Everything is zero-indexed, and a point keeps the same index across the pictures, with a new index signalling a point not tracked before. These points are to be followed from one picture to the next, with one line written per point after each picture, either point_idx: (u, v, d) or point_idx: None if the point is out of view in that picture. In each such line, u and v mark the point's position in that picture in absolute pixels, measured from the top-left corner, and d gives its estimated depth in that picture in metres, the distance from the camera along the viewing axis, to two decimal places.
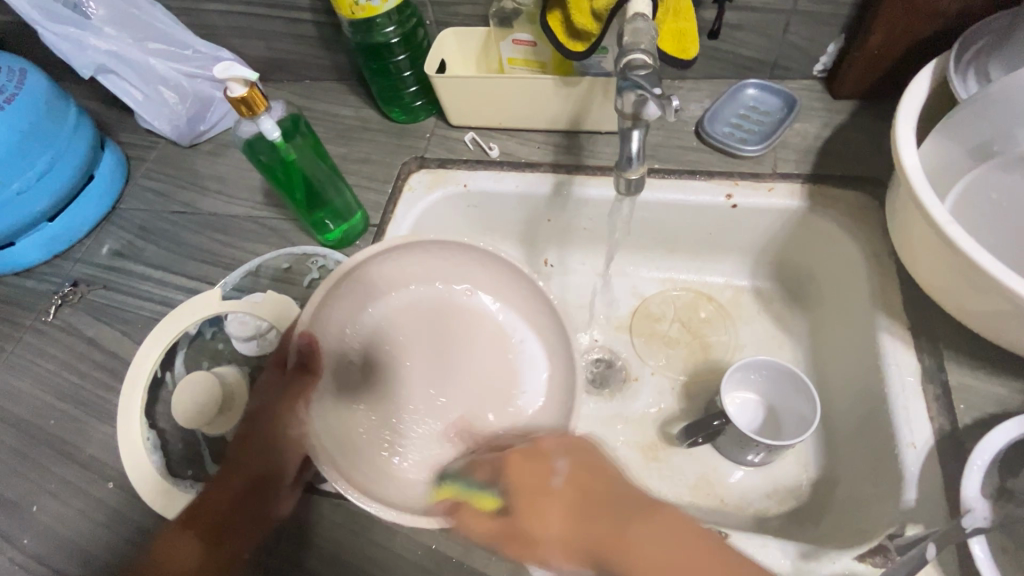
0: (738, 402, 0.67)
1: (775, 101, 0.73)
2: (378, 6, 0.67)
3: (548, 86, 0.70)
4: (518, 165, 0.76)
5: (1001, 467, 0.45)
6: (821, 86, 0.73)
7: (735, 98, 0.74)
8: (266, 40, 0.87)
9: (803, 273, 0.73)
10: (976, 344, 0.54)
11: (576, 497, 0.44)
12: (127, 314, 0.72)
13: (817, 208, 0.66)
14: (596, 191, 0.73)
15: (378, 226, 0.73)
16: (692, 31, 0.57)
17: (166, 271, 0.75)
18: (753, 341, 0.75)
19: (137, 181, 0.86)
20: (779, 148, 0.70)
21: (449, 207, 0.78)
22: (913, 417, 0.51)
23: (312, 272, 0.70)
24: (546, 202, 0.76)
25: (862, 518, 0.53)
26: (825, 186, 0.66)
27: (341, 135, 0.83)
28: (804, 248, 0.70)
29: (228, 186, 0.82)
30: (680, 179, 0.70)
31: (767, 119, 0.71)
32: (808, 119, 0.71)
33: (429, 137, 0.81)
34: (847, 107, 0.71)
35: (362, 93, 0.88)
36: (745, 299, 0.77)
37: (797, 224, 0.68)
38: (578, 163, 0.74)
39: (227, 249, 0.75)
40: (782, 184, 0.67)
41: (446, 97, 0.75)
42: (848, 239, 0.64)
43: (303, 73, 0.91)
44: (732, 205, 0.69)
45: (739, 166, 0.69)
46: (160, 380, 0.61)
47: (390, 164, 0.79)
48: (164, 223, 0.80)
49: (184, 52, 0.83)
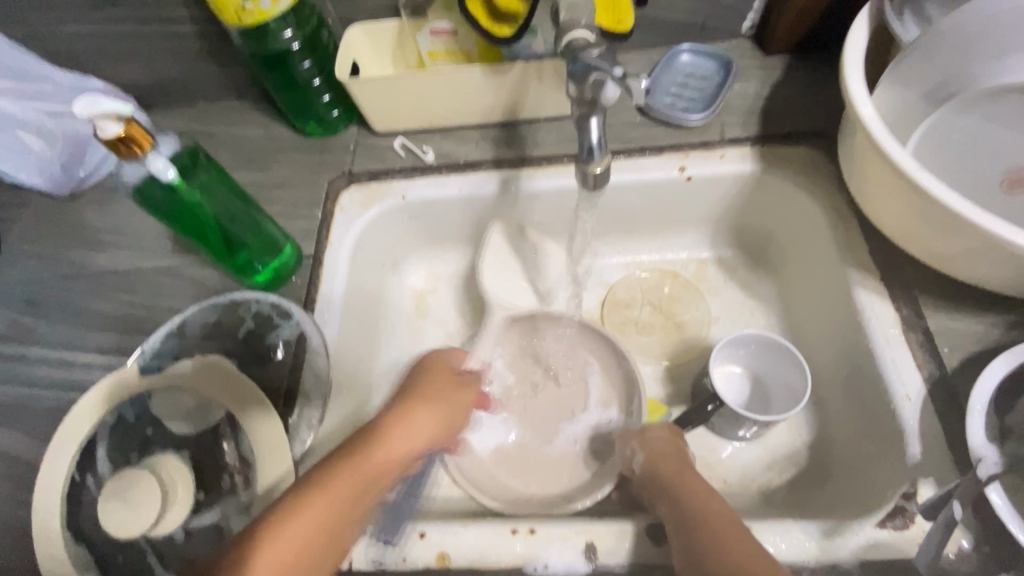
0: (723, 377, 0.66)
1: (710, 65, 0.70)
2: (269, 9, 0.58)
3: (477, 78, 0.64)
4: (457, 167, 0.70)
5: (999, 406, 0.45)
6: (752, 43, 0.72)
7: (671, 67, 0.71)
8: (144, 62, 0.75)
9: (761, 235, 0.72)
10: (947, 284, 0.54)
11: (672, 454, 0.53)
12: (24, 408, 0.60)
13: (770, 169, 0.64)
14: (546, 183, 0.68)
15: (313, 256, 0.65)
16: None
17: (66, 348, 0.64)
18: (726, 312, 0.73)
19: (10, 246, 0.73)
20: (724, 112, 0.67)
21: (390, 222, 0.71)
22: (902, 368, 0.51)
23: (247, 321, 0.61)
24: (494, 202, 0.71)
25: (868, 476, 0.53)
26: (775, 145, 0.65)
27: (253, 160, 0.74)
28: (760, 211, 0.69)
29: (127, 236, 0.71)
30: (630, 158, 0.66)
31: (706, 85, 0.69)
32: (746, 79, 0.69)
33: (354, 149, 0.73)
34: (780, 62, 0.70)
35: (269, 109, 0.78)
36: (710, 271, 0.76)
37: (752, 188, 0.67)
38: (521, 155, 0.69)
39: (140, 310, 0.65)
40: (732, 149, 0.65)
41: (366, 103, 0.67)
42: (805, 196, 0.63)
43: (195, 94, 0.80)
44: (687, 177, 0.66)
45: (688, 137, 0.67)
46: (81, 484, 0.51)
47: (315, 185, 0.71)
48: (55, 292, 0.68)
49: (43, 87, 0.72)
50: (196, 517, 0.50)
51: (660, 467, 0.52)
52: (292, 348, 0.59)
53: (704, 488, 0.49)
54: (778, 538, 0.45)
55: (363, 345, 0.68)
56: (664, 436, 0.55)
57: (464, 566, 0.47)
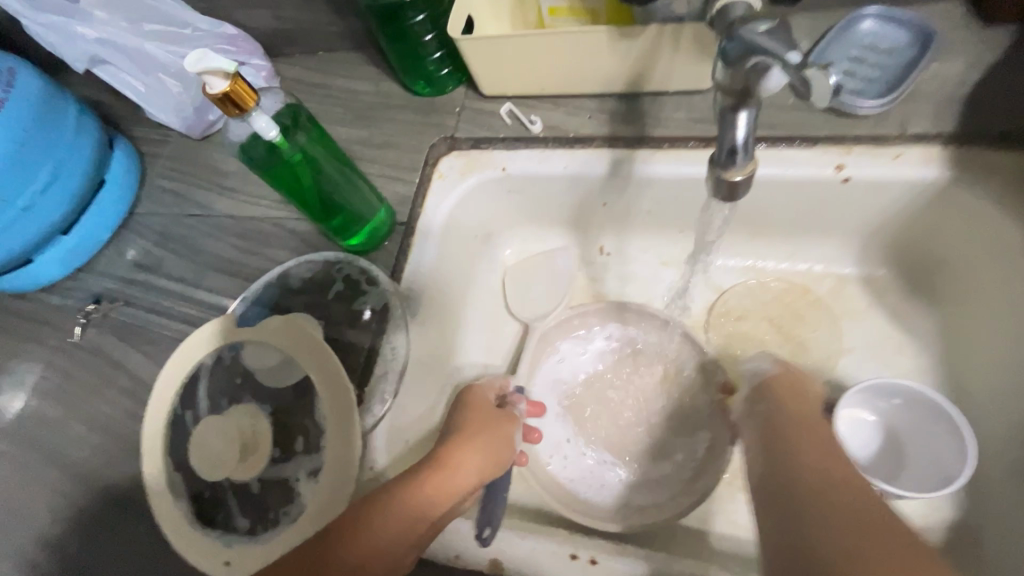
0: (849, 424, 0.55)
1: (900, 35, 0.55)
2: None
3: (602, 41, 0.56)
4: (566, 141, 0.63)
5: None
6: (967, 8, 0.55)
7: (845, 36, 0.56)
8: (272, 9, 0.76)
9: (930, 257, 0.58)
10: None
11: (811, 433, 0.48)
12: (149, 334, 0.67)
13: (963, 178, 0.50)
14: (664, 169, 0.60)
15: (406, 223, 0.63)
16: None
17: (185, 284, 0.69)
18: (863, 342, 0.61)
19: (152, 181, 0.80)
20: (910, 99, 0.53)
21: (487, 194, 0.67)
22: None
23: (338, 282, 0.62)
24: (602, 184, 0.63)
25: None
26: (974, 148, 0.50)
27: (361, 116, 0.73)
28: (936, 229, 0.55)
29: (244, 182, 0.74)
30: (777, 147, 0.55)
31: (890, 61, 0.54)
32: (949, 56, 0.54)
33: (459, 112, 0.69)
34: (1004, 36, 0.54)
35: (381, 63, 0.76)
36: (851, 290, 0.63)
37: (932, 199, 0.53)
38: (640, 133, 0.61)
39: (247, 256, 0.68)
40: (913, 148, 0.52)
41: (477, 63, 0.62)
42: (1009, 220, 0.49)
43: (316, 44, 0.80)
44: (845, 178, 0.54)
45: (855, 127, 0.54)
46: (181, 416, 0.55)
47: (417, 149, 0.68)
48: (181, 229, 0.74)
49: (183, 32, 0.74)
50: (271, 468, 0.52)
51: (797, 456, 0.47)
52: (375, 316, 0.59)
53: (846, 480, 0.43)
54: None
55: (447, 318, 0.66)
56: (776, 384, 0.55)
57: None
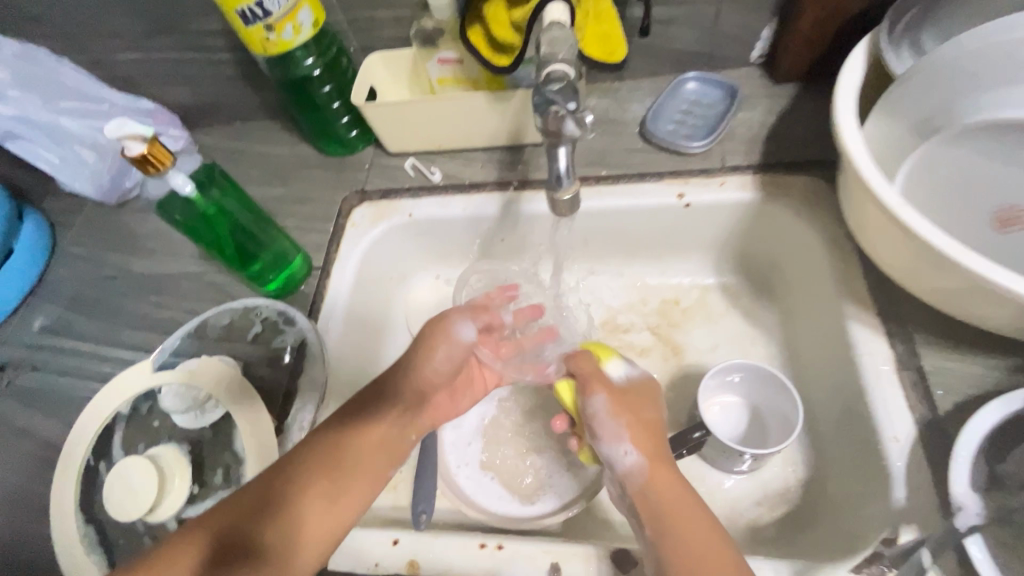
0: (721, 404, 0.65)
1: (716, 92, 0.71)
2: (290, 40, 0.63)
3: (482, 104, 0.67)
4: (462, 188, 0.72)
5: (988, 455, 0.42)
6: (761, 72, 0.72)
7: (676, 94, 0.72)
8: (188, 85, 0.83)
9: (767, 263, 0.71)
10: (947, 323, 0.51)
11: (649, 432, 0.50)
12: (59, 395, 0.67)
13: (770, 198, 0.64)
14: (546, 205, 0.70)
15: (322, 267, 0.69)
16: (618, 33, 0.53)
17: (99, 343, 0.70)
18: (726, 340, 0.72)
19: (64, 248, 0.81)
20: (726, 140, 0.67)
21: (396, 238, 0.75)
22: (893, 408, 0.49)
23: (257, 324, 0.65)
24: (496, 222, 0.73)
25: (854, 520, 0.51)
26: (775, 174, 0.65)
27: (277, 177, 0.79)
28: (763, 240, 0.69)
29: (160, 243, 0.77)
30: (630, 184, 0.67)
31: (710, 112, 0.70)
32: (752, 107, 0.69)
33: (368, 168, 0.77)
34: (788, 91, 0.70)
35: (296, 129, 0.84)
36: (712, 297, 0.75)
37: (752, 216, 0.66)
38: (524, 177, 0.71)
39: (165, 311, 0.71)
40: (733, 177, 0.65)
41: (379, 126, 0.71)
42: (805, 226, 0.62)
43: (233, 115, 0.87)
44: (686, 204, 0.66)
45: (688, 163, 0.67)
46: (94, 469, 0.56)
47: (330, 202, 0.75)
48: (95, 291, 0.75)
49: (99, 106, 0.81)
50: (189, 508, 0.53)
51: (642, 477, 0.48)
52: (294, 353, 0.63)
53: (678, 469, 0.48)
54: None
55: (365, 353, 0.70)
56: (614, 397, 0.53)
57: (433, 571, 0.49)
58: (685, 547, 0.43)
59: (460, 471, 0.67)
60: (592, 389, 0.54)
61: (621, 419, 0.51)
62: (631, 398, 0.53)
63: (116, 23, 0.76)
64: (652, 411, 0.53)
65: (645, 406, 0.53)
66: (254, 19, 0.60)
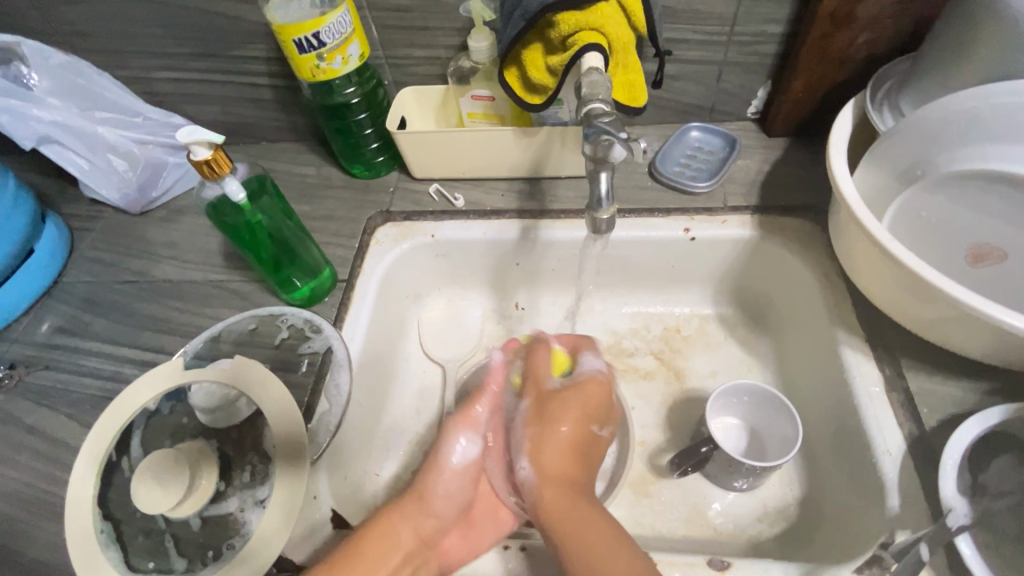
0: (723, 426, 0.69)
1: (717, 141, 0.79)
2: (339, 69, 0.68)
3: (509, 138, 0.73)
4: (484, 213, 0.77)
5: (971, 464, 0.47)
6: (755, 126, 0.80)
7: (681, 141, 0.79)
8: (221, 105, 0.87)
9: (762, 297, 0.77)
10: (928, 350, 0.57)
11: (563, 453, 0.59)
12: (71, 395, 0.67)
13: (767, 236, 0.71)
14: (562, 234, 0.75)
15: (347, 280, 0.72)
16: (640, 80, 0.61)
17: (115, 345, 0.71)
18: (724, 367, 0.77)
19: (81, 251, 0.82)
20: (727, 183, 0.75)
21: (417, 257, 0.78)
22: (884, 425, 0.54)
23: (283, 331, 0.67)
24: (514, 247, 0.78)
25: (851, 531, 0.55)
26: (771, 215, 0.72)
27: (303, 194, 0.83)
28: (759, 274, 0.75)
29: (182, 251, 0.79)
30: (641, 217, 0.73)
31: (712, 158, 0.77)
32: (749, 155, 0.77)
33: (393, 191, 0.81)
34: (780, 143, 0.78)
35: (322, 152, 0.89)
36: (711, 327, 0.80)
37: (751, 252, 0.73)
38: (542, 207, 0.77)
39: (185, 316, 0.72)
40: (733, 216, 0.72)
41: (409, 152, 0.77)
42: (799, 262, 0.68)
43: (261, 135, 0.91)
44: (691, 238, 0.73)
45: (693, 202, 0.74)
46: (115, 465, 0.56)
47: (355, 220, 0.79)
48: (113, 294, 0.76)
49: (133, 119, 0.83)
50: (212, 506, 0.54)
51: (548, 474, 0.57)
52: (317, 360, 0.64)
53: (581, 498, 0.55)
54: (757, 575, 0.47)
55: (381, 365, 0.72)
56: (569, 420, 0.60)
57: None
58: (577, 539, 0.50)
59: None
60: (525, 392, 0.64)
61: (550, 458, 0.58)
62: (564, 405, 0.61)
63: (161, 43, 0.80)
64: (585, 430, 0.60)
65: (603, 421, 0.62)
66: (309, 49, 0.65)
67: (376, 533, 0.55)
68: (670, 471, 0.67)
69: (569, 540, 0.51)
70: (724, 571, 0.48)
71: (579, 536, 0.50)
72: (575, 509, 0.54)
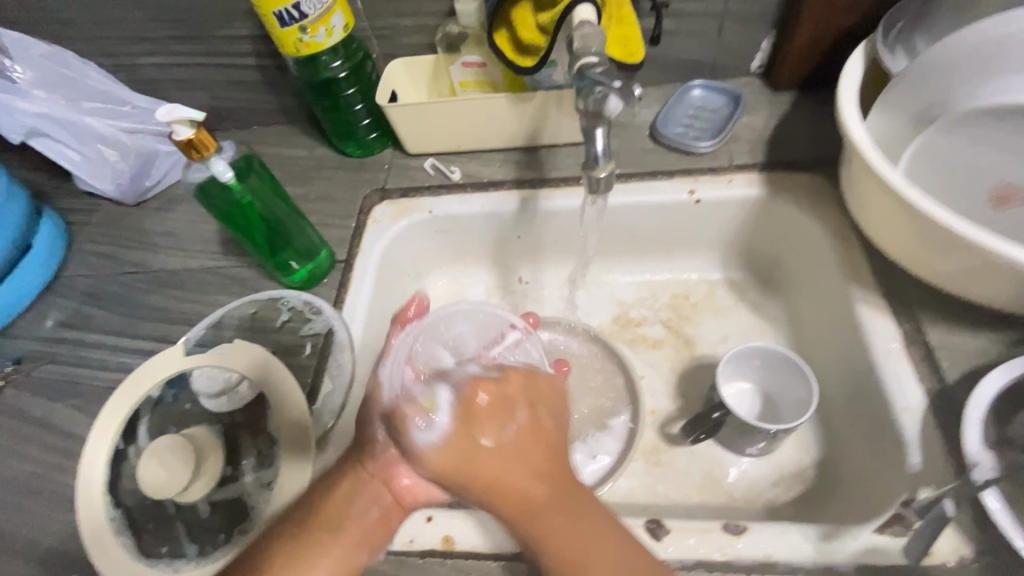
0: (734, 393, 0.67)
1: (720, 98, 0.76)
2: (322, 42, 0.65)
3: (503, 105, 0.70)
4: (481, 186, 0.75)
5: (997, 416, 0.45)
6: (760, 80, 0.77)
7: (682, 100, 0.76)
8: (209, 90, 0.85)
9: (771, 258, 0.74)
10: (950, 302, 0.55)
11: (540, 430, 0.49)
12: (78, 388, 0.66)
13: (775, 193, 0.68)
14: (562, 203, 0.73)
15: (345, 261, 0.71)
16: (637, 34, 0.58)
17: (119, 336, 0.70)
18: (734, 332, 0.75)
19: (80, 245, 0.81)
20: (732, 141, 0.72)
21: (417, 235, 0.77)
22: (903, 381, 0.52)
23: (283, 314, 0.66)
24: (513, 218, 0.76)
25: (871, 491, 0.54)
26: (779, 172, 0.69)
27: (297, 177, 0.82)
28: (768, 234, 0.72)
29: (180, 240, 0.78)
30: (643, 181, 0.71)
31: (716, 116, 0.74)
32: (754, 111, 0.74)
33: (388, 168, 0.79)
34: (787, 97, 0.75)
35: (314, 132, 0.87)
36: (719, 292, 0.78)
37: (759, 211, 0.70)
38: (541, 176, 0.75)
39: (186, 304, 0.71)
40: (739, 174, 0.69)
41: (401, 127, 0.74)
42: (810, 220, 0.66)
43: (251, 118, 0.89)
44: (696, 200, 0.70)
45: (697, 163, 0.71)
46: (123, 454, 0.56)
47: (352, 200, 0.77)
48: (114, 286, 0.76)
49: (121, 108, 0.82)
50: (221, 490, 0.54)
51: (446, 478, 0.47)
52: (319, 342, 0.63)
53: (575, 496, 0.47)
54: (775, 538, 0.46)
55: (383, 347, 0.71)
56: (516, 446, 0.47)
57: (466, 550, 0.49)
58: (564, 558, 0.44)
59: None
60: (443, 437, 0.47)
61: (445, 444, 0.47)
62: (506, 400, 0.49)
63: (144, 27, 0.78)
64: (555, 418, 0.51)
65: (515, 411, 0.49)
66: (290, 21, 0.63)
67: (332, 511, 0.48)
68: (682, 439, 0.65)
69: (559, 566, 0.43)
70: (740, 535, 0.46)
71: (565, 555, 0.44)
72: (561, 524, 0.45)
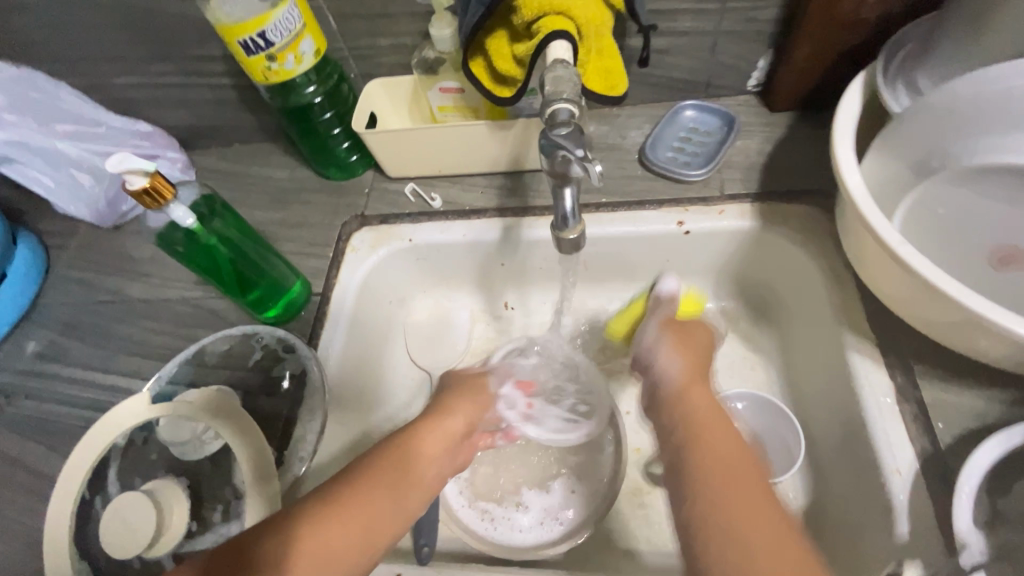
0: None
1: (714, 120, 0.72)
2: (292, 69, 0.63)
3: (483, 132, 0.67)
4: (462, 214, 0.72)
5: (990, 490, 0.43)
6: (757, 100, 0.73)
7: (674, 121, 0.73)
8: (186, 108, 0.83)
9: (765, 288, 0.71)
10: (947, 355, 0.52)
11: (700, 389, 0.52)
12: (52, 425, 0.66)
13: (768, 225, 0.65)
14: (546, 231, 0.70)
15: (322, 293, 0.69)
16: (619, 66, 0.55)
17: (94, 370, 0.69)
18: (725, 365, 0.72)
19: (57, 270, 0.80)
20: (725, 168, 0.68)
21: (397, 263, 0.74)
22: (894, 441, 0.49)
23: (257, 352, 0.65)
24: (496, 247, 0.73)
25: (858, 551, 0.52)
26: (772, 204, 0.65)
27: (275, 200, 0.79)
28: (762, 265, 0.69)
29: (157, 266, 0.77)
30: (630, 211, 0.68)
31: (709, 139, 0.71)
32: (750, 134, 0.70)
33: (368, 192, 0.77)
34: (785, 119, 0.71)
35: (295, 152, 0.84)
36: None
37: (752, 243, 0.67)
38: (524, 203, 0.72)
39: (161, 337, 0.70)
40: (731, 206, 0.66)
41: (378, 153, 0.71)
42: (804, 255, 0.63)
43: (230, 136, 0.87)
44: (685, 232, 0.67)
45: (687, 191, 0.68)
46: (89, 504, 0.55)
47: (330, 227, 0.75)
48: (90, 315, 0.74)
49: (96, 129, 0.80)
50: (186, 544, 0.52)
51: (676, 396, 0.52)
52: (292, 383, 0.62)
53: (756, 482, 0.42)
54: None
55: (361, 381, 0.69)
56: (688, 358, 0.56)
57: None
58: (736, 506, 0.40)
59: (461, 505, 0.66)
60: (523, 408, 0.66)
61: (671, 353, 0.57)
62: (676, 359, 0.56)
63: (114, 47, 0.75)
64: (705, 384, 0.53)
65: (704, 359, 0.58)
66: (256, 50, 0.60)
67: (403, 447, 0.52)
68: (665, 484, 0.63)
69: (728, 527, 0.39)
70: None
71: (737, 513, 0.40)
72: (747, 489, 0.41)
